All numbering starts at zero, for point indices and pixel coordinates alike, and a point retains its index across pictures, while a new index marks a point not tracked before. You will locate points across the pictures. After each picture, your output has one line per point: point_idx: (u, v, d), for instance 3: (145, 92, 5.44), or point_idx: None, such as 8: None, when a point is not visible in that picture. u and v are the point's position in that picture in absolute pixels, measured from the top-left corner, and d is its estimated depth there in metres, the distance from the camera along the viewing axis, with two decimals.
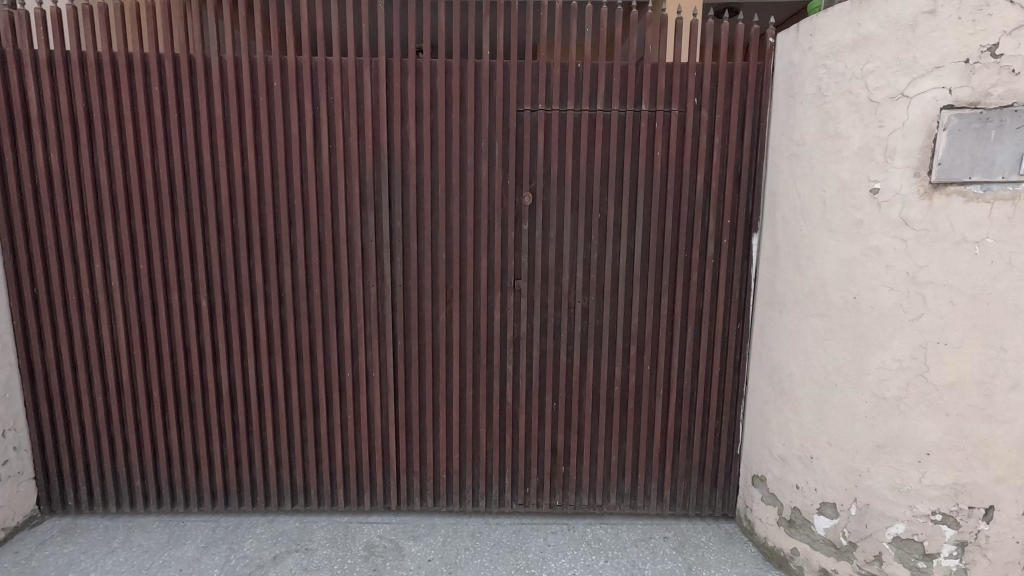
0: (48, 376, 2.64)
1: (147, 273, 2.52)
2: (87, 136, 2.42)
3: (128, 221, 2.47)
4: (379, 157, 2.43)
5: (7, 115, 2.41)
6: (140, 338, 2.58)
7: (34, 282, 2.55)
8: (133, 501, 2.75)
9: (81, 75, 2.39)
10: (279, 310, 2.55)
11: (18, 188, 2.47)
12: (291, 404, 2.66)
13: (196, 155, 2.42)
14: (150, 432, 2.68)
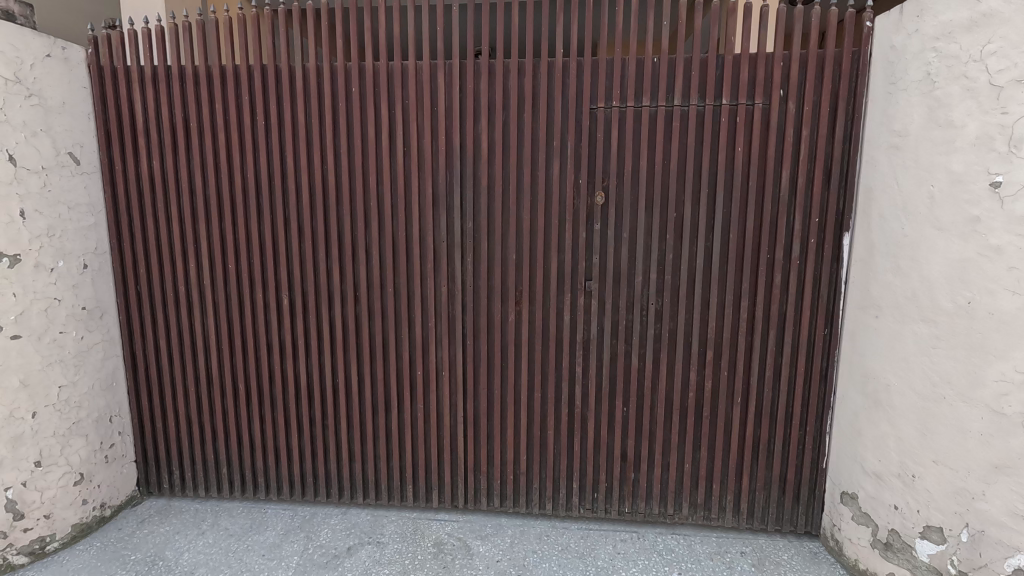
0: (148, 367, 2.85)
1: (235, 272, 2.67)
2: (184, 144, 2.60)
3: (219, 224, 2.63)
4: (452, 159, 2.45)
5: (118, 128, 2.63)
6: (228, 333, 2.74)
7: (137, 280, 2.77)
8: (220, 487, 2.92)
9: (180, 87, 2.57)
10: (355, 309, 2.63)
11: (125, 193, 2.69)
12: (364, 400, 2.73)
13: (280, 160, 2.55)
14: (235, 423, 2.83)
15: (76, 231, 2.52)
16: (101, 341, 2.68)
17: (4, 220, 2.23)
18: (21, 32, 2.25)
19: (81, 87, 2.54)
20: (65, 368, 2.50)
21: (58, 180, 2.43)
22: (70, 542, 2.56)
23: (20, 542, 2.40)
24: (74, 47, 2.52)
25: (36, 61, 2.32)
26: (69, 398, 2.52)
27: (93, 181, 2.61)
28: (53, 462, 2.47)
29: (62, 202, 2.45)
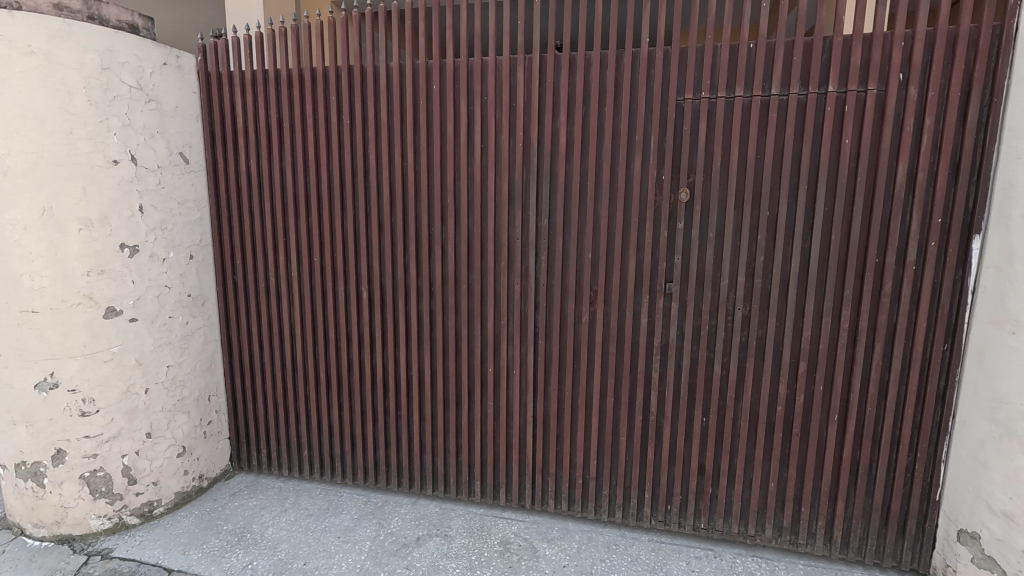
0: (241, 352, 3.07)
1: (319, 265, 2.80)
2: (277, 143, 2.75)
3: (306, 219, 2.77)
4: (529, 155, 2.41)
5: (221, 129, 2.85)
6: (312, 323, 2.88)
7: (234, 271, 2.98)
8: (301, 468, 3.09)
9: (276, 89, 2.72)
10: (430, 304, 2.67)
11: (225, 190, 2.90)
12: (436, 394, 2.78)
13: (363, 158, 2.63)
14: (316, 409, 2.98)
15: (184, 224, 2.75)
16: (203, 326, 2.91)
17: (126, 214, 2.48)
18: (143, 43, 2.48)
19: (191, 92, 2.76)
20: (172, 349, 2.74)
21: (171, 178, 2.66)
22: (173, 508, 2.81)
23: (133, 504, 2.66)
24: (186, 55, 2.74)
25: (155, 69, 2.55)
26: (175, 377, 2.76)
27: (199, 179, 2.84)
28: (161, 434, 2.72)
29: (173, 198, 2.68)
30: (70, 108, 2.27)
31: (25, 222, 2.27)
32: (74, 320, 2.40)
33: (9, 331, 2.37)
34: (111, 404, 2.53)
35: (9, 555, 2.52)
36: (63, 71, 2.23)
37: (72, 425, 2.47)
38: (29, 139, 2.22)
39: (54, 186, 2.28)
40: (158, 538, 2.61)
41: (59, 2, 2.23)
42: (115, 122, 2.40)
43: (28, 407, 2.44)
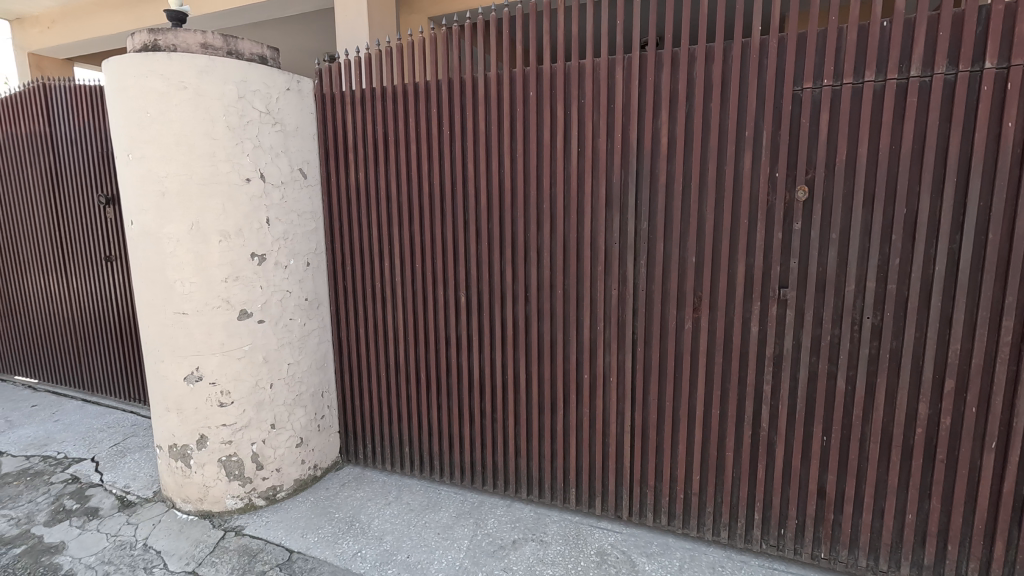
0: (350, 352, 3.29)
1: (421, 270, 2.92)
2: (383, 156, 2.92)
3: (409, 227, 2.91)
4: (628, 156, 2.35)
5: (335, 146, 3.08)
6: (414, 326, 3.01)
7: (344, 276, 3.21)
8: (402, 464, 3.26)
9: (382, 106, 2.89)
10: (526, 308, 2.69)
11: (337, 202, 3.13)
12: (531, 399, 2.79)
13: (462, 167, 2.71)
14: (417, 409, 3.11)
15: (303, 234, 3.01)
16: (317, 327, 3.17)
17: (256, 226, 2.76)
18: (271, 72, 2.75)
19: (309, 113, 3.02)
20: (292, 348, 3.01)
21: (292, 192, 2.93)
22: (293, 493, 3.08)
23: (260, 487, 2.96)
24: (306, 79, 3.00)
25: (280, 95, 2.81)
26: (294, 373, 3.03)
27: (315, 193, 3.09)
28: (283, 425, 2.99)
29: (294, 210, 2.95)
30: (212, 134, 2.57)
31: (178, 235, 2.60)
32: (214, 321, 2.71)
33: (165, 330, 2.73)
34: (243, 397, 2.83)
35: (164, 524, 2.90)
36: (208, 102, 2.54)
37: (213, 414, 2.79)
38: (181, 162, 2.54)
39: (200, 203, 2.59)
40: (281, 520, 2.86)
41: (205, 42, 2.55)
42: (248, 144, 2.68)
43: (179, 396, 2.79)
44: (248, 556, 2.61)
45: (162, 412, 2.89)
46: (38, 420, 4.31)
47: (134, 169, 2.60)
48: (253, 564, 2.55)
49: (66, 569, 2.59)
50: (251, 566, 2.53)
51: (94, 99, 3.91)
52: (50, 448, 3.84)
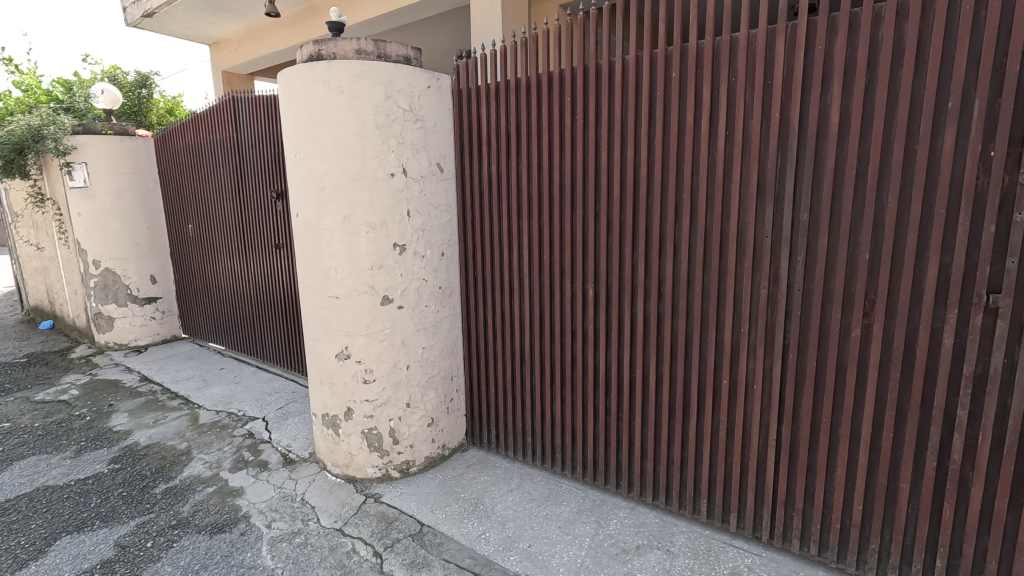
0: (477, 340, 3.40)
1: (549, 262, 2.90)
2: (515, 148, 2.92)
3: (538, 219, 2.90)
4: (787, 139, 2.08)
5: (469, 139, 3.16)
6: (540, 317, 3.01)
7: (474, 267, 3.31)
8: (525, 453, 3.29)
9: (516, 97, 2.89)
10: (658, 305, 2.55)
11: (470, 194, 3.22)
12: (661, 401, 2.64)
13: (594, 156, 2.62)
14: (540, 400, 3.11)
15: (438, 226, 3.17)
16: (448, 315, 3.32)
17: (398, 218, 2.95)
18: (414, 72, 2.90)
19: (446, 108, 3.14)
20: (426, 334, 3.19)
21: (430, 186, 3.08)
22: (423, 469, 3.29)
23: (396, 460, 3.20)
24: (444, 76, 3.11)
25: (421, 93, 2.96)
26: (428, 357, 3.21)
27: (450, 185, 3.22)
28: (416, 405, 3.20)
29: (431, 203, 3.10)
30: (363, 133, 2.79)
31: (333, 226, 2.88)
32: (361, 306, 2.96)
33: (321, 312, 3.06)
34: (383, 376, 3.07)
35: (317, 483, 3.28)
36: (360, 104, 2.75)
37: (358, 389, 3.07)
38: (337, 161, 2.80)
39: (352, 197, 2.83)
40: (413, 494, 3.07)
41: (358, 48, 2.75)
42: (393, 141, 2.87)
43: (331, 371, 3.11)
44: (385, 522, 2.83)
45: (317, 384, 3.26)
46: (226, 381, 5.14)
47: (300, 167, 2.93)
48: (390, 531, 2.76)
49: (244, 511, 3.04)
50: (388, 532, 2.75)
51: (271, 108, 4.50)
52: (233, 405, 4.56)
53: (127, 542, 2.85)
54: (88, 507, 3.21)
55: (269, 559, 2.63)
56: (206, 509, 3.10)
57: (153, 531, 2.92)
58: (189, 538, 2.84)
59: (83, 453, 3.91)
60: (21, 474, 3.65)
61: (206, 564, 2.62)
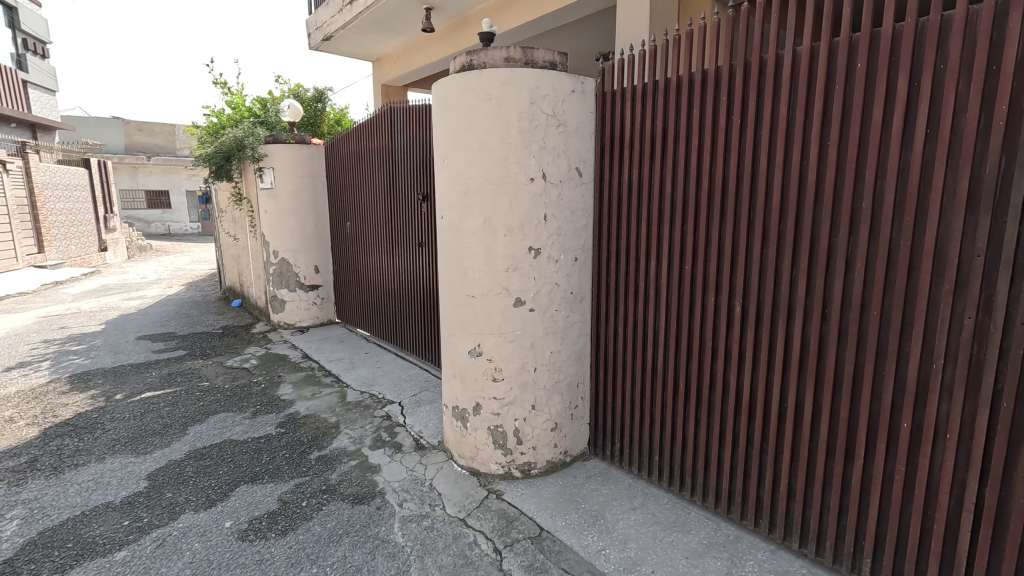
0: (607, 349, 3.31)
1: (691, 273, 2.71)
2: (660, 152, 2.78)
3: (681, 226, 2.72)
4: (1018, 138, 1.68)
5: (611, 143, 3.07)
6: (676, 330, 2.84)
7: (608, 273, 3.22)
8: (650, 471, 3.12)
9: (663, 97, 2.73)
10: (821, 328, 2.24)
11: (608, 198, 3.14)
12: (818, 436, 2.32)
13: (752, 160, 2.39)
14: (670, 418, 2.93)
15: (574, 231, 3.14)
16: (578, 321, 3.28)
17: (535, 222, 2.98)
18: (560, 77, 2.89)
19: (589, 112, 3.08)
20: (555, 338, 3.18)
21: (568, 190, 3.06)
22: (544, 473, 3.29)
23: (518, 460, 3.25)
24: (589, 79, 3.06)
25: (565, 97, 2.95)
26: (555, 362, 3.20)
27: (588, 190, 3.17)
28: (542, 408, 3.21)
29: (568, 208, 3.08)
30: (507, 139, 2.86)
31: (474, 229, 3.02)
32: (494, 306, 3.06)
33: (457, 309, 3.22)
34: (511, 375, 3.13)
35: (445, 471, 3.46)
36: (506, 110, 2.83)
37: (487, 386, 3.18)
38: (481, 166, 2.92)
39: (493, 201, 2.93)
40: (533, 496, 3.09)
41: (508, 56, 2.82)
42: (535, 146, 2.90)
43: (463, 367, 3.26)
44: (505, 520, 2.89)
45: (450, 377, 3.43)
46: (369, 365, 5.68)
47: (447, 172, 3.11)
48: (510, 530, 2.80)
49: (380, 488, 3.32)
50: (508, 531, 2.79)
51: (424, 116, 4.85)
52: (375, 387, 5.02)
53: (287, 498, 3.27)
54: (260, 462, 3.75)
55: (399, 536, 2.83)
56: (350, 480, 3.44)
57: (307, 492, 3.32)
58: (335, 504, 3.18)
59: (258, 415, 4.59)
60: (214, 426, 4.40)
61: (348, 530, 2.90)
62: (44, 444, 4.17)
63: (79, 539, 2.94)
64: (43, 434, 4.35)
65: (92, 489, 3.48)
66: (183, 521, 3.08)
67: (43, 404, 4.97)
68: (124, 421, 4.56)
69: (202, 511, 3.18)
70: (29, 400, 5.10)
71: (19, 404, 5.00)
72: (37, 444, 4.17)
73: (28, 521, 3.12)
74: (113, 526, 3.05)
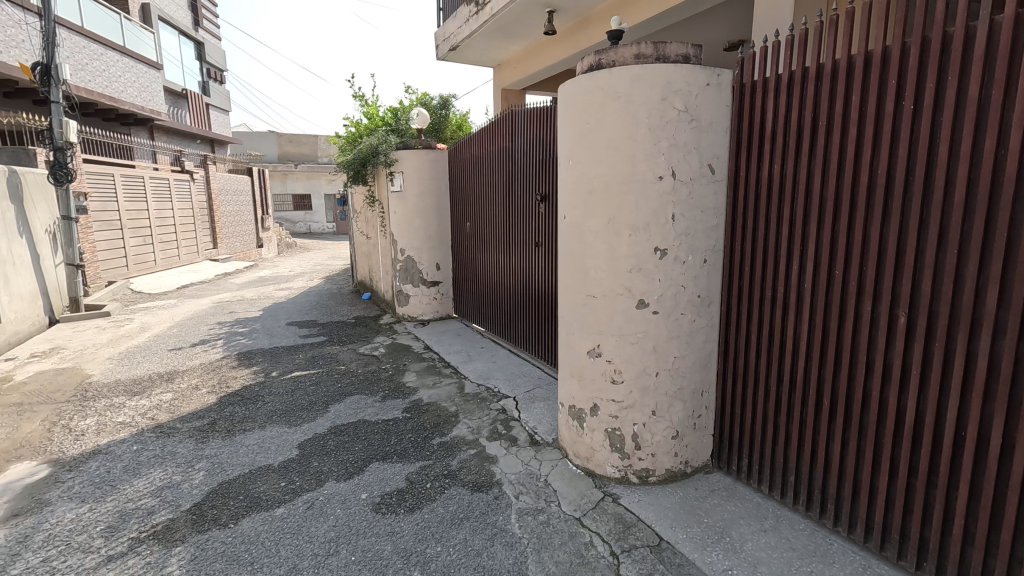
0: (737, 357, 3.10)
1: (843, 278, 2.43)
2: (807, 145, 2.53)
3: (832, 226, 2.46)
4: None
5: (749, 138, 2.86)
6: (822, 341, 2.57)
7: (741, 277, 3.02)
8: (783, 492, 2.87)
9: (814, 85, 2.48)
10: (1017, 348, 1.89)
11: (743, 197, 2.93)
12: (1008, 474, 1.96)
13: (927, 150, 2.08)
14: (811, 437, 2.66)
15: (704, 231, 2.98)
16: (705, 326, 3.11)
17: (662, 222, 2.88)
18: (694, 70, 2.76)
19: (724, 106, 2.90)
20: (679, 343, 3.05)
21: (698, 189, 2.91)
22: (663, 481, 3.18)
23: (635, 466, 3.17)
24: (726, 71, 2.88)
25: (699, 91, 2.81)
26: (679, 367, 3.07)
27: (720, 188, 2.99)
28: (662, 415, 3.10)
29: (698, 207, 2.93)
30: (635, 137, 2.81)
31: (598, 229, 3.01)
32: (616, 307, 3.03)
33: (578, 309, 3.24)
34: (631, 379, 3.07)
35: (559, 468, 3.49)
36: (635, 108, 2.78)
37: (606, 388, 3.15)
38: (608, 165, 2.91)
39: (618, 201, 2.91)
40: (651, 503, 3.00)
41: (638, 53, 2.77)
42: (664, 143, 2.80)
43: (581, 366, 3.28)
44: (622, 525, 2.84)
45: (567, 376, 3.46)
46: (485, 359, 5.92)
47: (572, 172, 3.14)
48: (627, 536, 2.76)
49: (498, 478, 3.44)
50: (626, 536, 2.75)
51: (545, 118, 4.91)
52: (491, 381, 5.21)
53: (413, 478, 3.53)
54: (390, 442, 4.09)
55: (516, 527, 2.91)
56: (469, 468, 3.61)
57: (432, 475, 3.56)
58: (456, 488, 3.37)
59: (387, 399, 5.01)
60: (351, 406, 4.88)
61: (468, 515, 3.05)
62: (220, 409, 4.94)
63: (248, 493, 3.44)
64: (219, 401, 5.16)
65: (256, 451, 4.05)
66: (327, 488, 3.46)
67: (219, 376, 5.89)
68: (280, 395, 5.24)
69: (342, 481, 3.55)
70: (209, 371, 6.07)
71: (202, 375, 5.98)
72: (215, 409, 4.95)
73: (211, 473, 3.72)
74: (274, 485, 3.53)
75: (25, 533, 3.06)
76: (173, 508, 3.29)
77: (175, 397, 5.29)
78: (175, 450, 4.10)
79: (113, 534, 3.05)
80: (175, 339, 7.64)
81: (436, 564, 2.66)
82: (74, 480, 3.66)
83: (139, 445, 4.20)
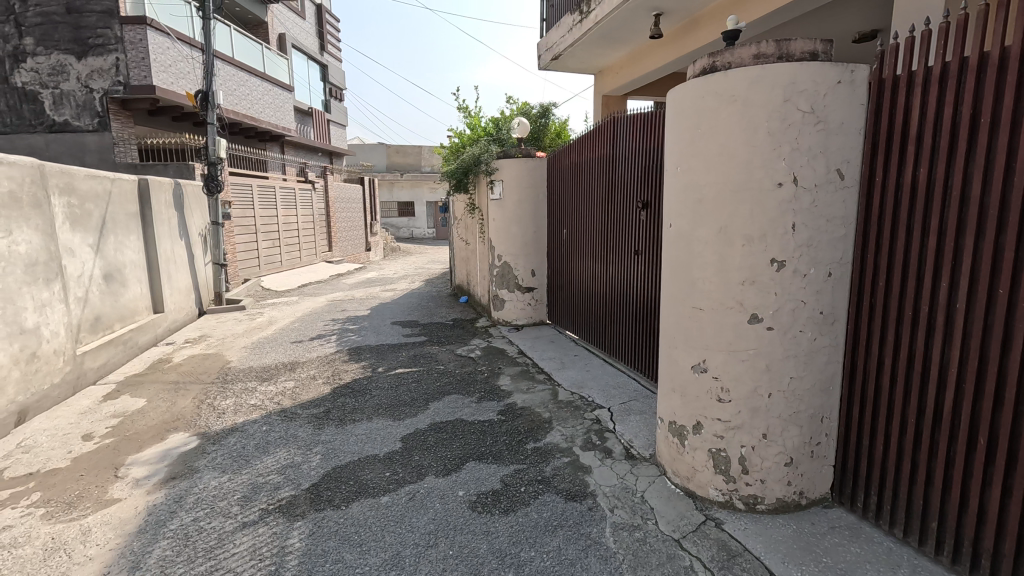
0: (866, 382, 2.78)
1: (1008, 299, 2.09)
2: (964, 145, 2.21)
3: (996, 238, 2.12)
4: None
5: (889, 139, 2.57)
6: (977, 369, 2.23)
7: (874, 293, 2.71)
8: (922, 539, 2.52)
9: (977, 77, 2.16)
10: None
11: (879, 205, 2.63)
12: None
13: None
14: (960, 480, 2.31)
15: (829, 243, 2.73)
16: (828, 346, 2.84)
17: (780, 232, 2.68)
18: (823, 68, 2.55)
19: (858, 105, 2.64)
20: (797, 363, 2.81)
21: (825, 196, 2.67)
22: (773, 511, 2.94)
23: (742, 491, 2.97)
24: (862, 67, 2.61)
25: (828, 90, 2.58)
26: (796, 389, 2.83)
27: (851, 195, 2.72)
28: (775, 439, 2.87)
29: (824, 215, 2.69)
30: (752, 141, 2.66)
31: (708, 238, 2.90)
32: (724, 322, 2.88)
33: (682, 321, 3.13)
34: (740, 398, 2.89)
35: (656, 485, 3.37)
36: (753, 112, 2.63)
37: (711, 406, 3.00)
38: (721, 172, 2.78)
39: (731, 209, 2.77)
40: (759, 533, 2.79)
41: (758, 52, 2.63)
42: (785, 148, 2.61)
43: (684, 381, 3.15)
44: (726, 552, 2.68)
45: (668, 391, 3.34)
46: (578, 367, 5.88)
47: (681, 179, 3.04)
48: (732, 565, 2.59)
49: (592, 489, 3.40)
50: (730, 565, 2.58)
51: (650, 124, 4.78)
52: (585, 390, 5.16)
53: (508, 480, 3.60)
54: (485, 443, 4.21)
55: (612, 541, 2.86)
56: (563, 476, 3.61)
57: (526, 479, 3.61)
58: (549, 495, 3.38)
59: (483, 400, 5.16)
60: (449, 405, 5.10)
61: (562, 523, 3.05)
62: (334, 399, 5.40)
63: (358, 479, 3.72)
64: (333, 391, 5.63)
65: (365, 441, 4.37)
66: (428, 482, 3.65)
67: (333, 369, 6.44)
68: (385, 390, 5.61)
69: (441, 477, 3.71)
70: (324, 364, 6.66)
71: (319, 366, 6.57)
72: (330, 399, 5.42)
73: (326, 458, 4.07)
74: (380, 474, 3.79)
75: (180, 495, 3.57)
76: (295, 486, 3.65)
77: (296, 385, 5.87)
78: (297, 434, 4.55)
79: (247, 503, 3.45)
80: (297, 333, 8.48)
81: (530, 568, 2.69)
82: (217, 453, 4.20)
83: (267, 427, 4.71)
